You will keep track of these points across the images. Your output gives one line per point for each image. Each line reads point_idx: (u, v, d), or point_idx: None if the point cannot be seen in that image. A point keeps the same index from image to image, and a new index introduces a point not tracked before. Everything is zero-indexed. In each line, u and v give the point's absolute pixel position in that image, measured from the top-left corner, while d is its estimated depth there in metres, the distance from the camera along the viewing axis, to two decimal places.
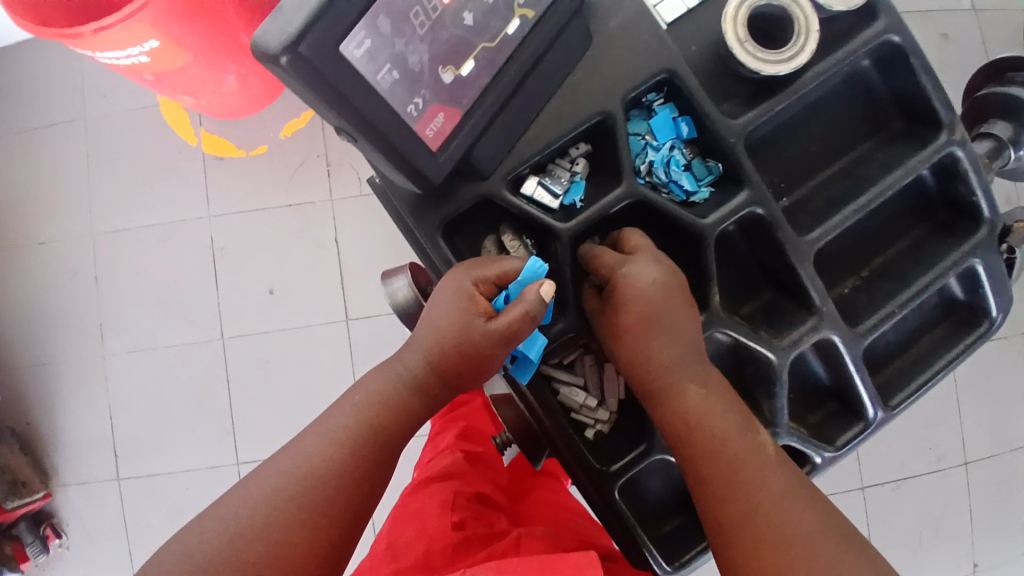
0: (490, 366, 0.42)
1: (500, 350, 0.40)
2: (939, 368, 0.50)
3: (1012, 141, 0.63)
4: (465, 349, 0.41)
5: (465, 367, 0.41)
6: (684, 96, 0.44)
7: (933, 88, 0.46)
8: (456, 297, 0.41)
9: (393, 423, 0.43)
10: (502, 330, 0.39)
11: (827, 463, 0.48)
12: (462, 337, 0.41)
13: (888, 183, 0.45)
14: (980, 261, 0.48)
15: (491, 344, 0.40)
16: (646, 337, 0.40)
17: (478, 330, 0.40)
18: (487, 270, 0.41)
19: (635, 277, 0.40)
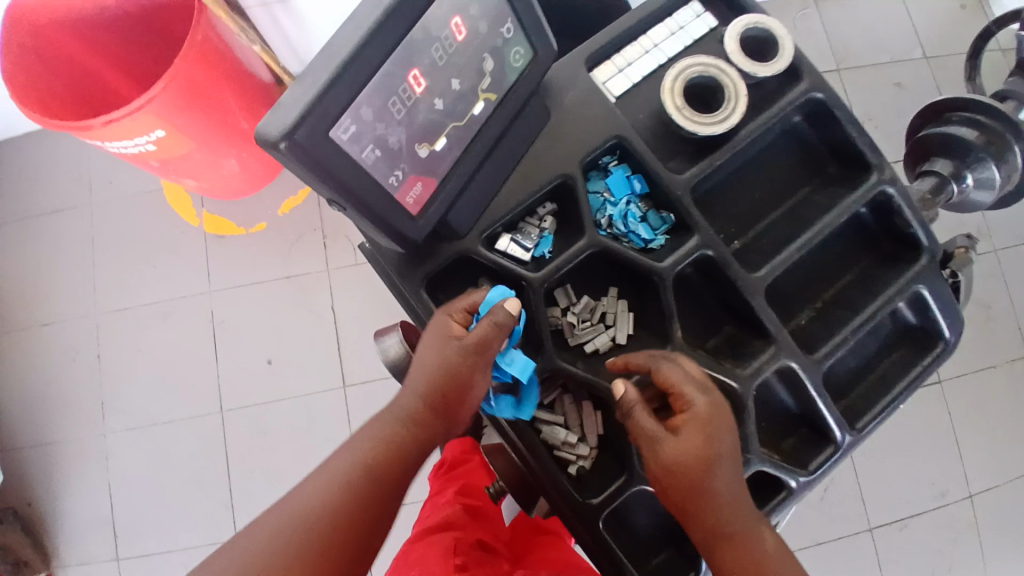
0: (473, 388, 0.45)
1: (478, 367, 0.44)
2: (900, 389, 0.53)
3: (953, 176, 0.69)
4: (449, 375, 0.44)
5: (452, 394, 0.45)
6: (634, 157, 0.50)
7: (858, 135, 0.52)
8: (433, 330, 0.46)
9: (391, 458, 0.46)
10: (478, 348, 0.44)
11: (804, 487, 0.50)
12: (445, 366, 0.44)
13: (826, 222, 0.51)
14: (924, 286, 0.52)
15: (468, 362, 0.44)
16: (718, 458, 0.43)
17: (456, 353, 0.44)
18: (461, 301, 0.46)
19: (718, 404, 0.44)
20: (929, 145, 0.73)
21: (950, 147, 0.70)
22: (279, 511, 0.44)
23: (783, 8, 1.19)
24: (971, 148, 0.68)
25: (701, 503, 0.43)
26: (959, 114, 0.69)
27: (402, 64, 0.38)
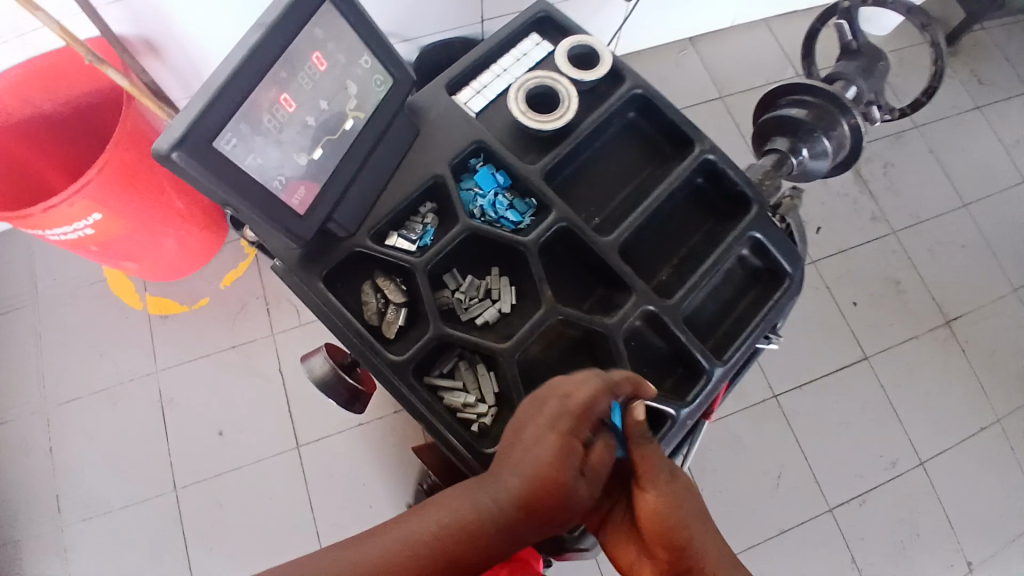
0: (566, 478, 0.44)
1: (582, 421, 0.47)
2: (756, 321, 0.60)
3: (790, 150, 0.81)
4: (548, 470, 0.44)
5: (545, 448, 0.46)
6: (495, 156, 0.59)
7: (679, 118, 0.63)
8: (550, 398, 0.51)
9: (471, 525, 0.43)
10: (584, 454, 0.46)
11: (684, 417, 0.56)
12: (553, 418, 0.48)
13: (662, 189, 0.60)
14: (757, 231, 0.61)
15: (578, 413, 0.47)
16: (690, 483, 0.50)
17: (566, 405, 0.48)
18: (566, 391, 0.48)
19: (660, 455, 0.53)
20: (769, 128, 0.84)
21: (786, 126, 0.82)
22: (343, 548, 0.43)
23: (666, 59, 1.50)
24: (802, 123, 0.80)
25: (697, 531, 0.46)
26: (788, 98, 0.82)
27: (274, 89, 0.47)
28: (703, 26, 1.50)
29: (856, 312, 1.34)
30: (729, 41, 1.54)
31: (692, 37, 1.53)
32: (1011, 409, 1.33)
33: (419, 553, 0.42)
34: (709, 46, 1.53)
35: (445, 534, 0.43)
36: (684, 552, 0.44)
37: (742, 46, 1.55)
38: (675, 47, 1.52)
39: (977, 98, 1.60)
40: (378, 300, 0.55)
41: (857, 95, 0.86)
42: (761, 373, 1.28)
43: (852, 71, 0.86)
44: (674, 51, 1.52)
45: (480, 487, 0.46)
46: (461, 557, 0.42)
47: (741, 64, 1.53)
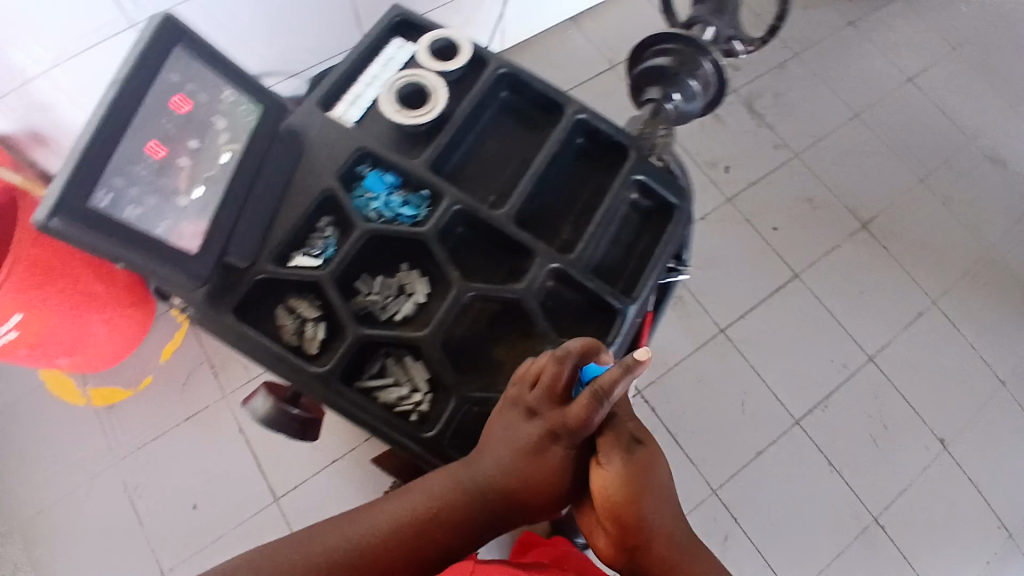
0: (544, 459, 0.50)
1: (579, 434, 0.48)
2: (657, 255, 0.63)
3: (663, 98, 0.84)
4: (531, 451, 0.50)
5: (542, 455, 0.50)
6: (379, 159, 0.61)
7: (545, 86, 0.66)
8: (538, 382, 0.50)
9: (461, 507, 0.51)
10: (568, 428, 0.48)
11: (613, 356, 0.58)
12: (549, 422, 0.49)
13: (543, 154, 0.63)
14: (639, 173, 0.65)
15: (579, 426, 0.47)
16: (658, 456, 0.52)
17: (564, 413, 0.48)
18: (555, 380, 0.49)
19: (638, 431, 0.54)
20: (640, 80, 0.88)
21: (655, 76, 0.85)
22: (348, 522, 0.52)
23: (551, 42, 1.56)
24: (668, 70, 0.84)
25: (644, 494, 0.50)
26: (651, 50, 0.86)
27: (139, 141, 0.48)
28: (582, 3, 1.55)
29: (779, 236, 1.41)
30: (608, 13, 1.61)
31: (574, 16, 1.58)
32: (943, 291, 1.40)
33: (406, 526, 0.51)
34: (592, 21, 1.59)
35: (429, 509, 0.52)
36: (632, 524, 0.49)
37: (622, 16, 1.61)
38: (560, 30, 1.57)
39: (850, 13, 1.68)
40: (295, 321, 0.56)
41: (714, 36, 0.93)
42: (707, 312, 1.33)
43: (707, 12, 0.92)
44: (557, 33, 1.57)
45: (472, 474, 0.52)
46: (451, 531, 0.52)
47: (622, 32, 1.59)
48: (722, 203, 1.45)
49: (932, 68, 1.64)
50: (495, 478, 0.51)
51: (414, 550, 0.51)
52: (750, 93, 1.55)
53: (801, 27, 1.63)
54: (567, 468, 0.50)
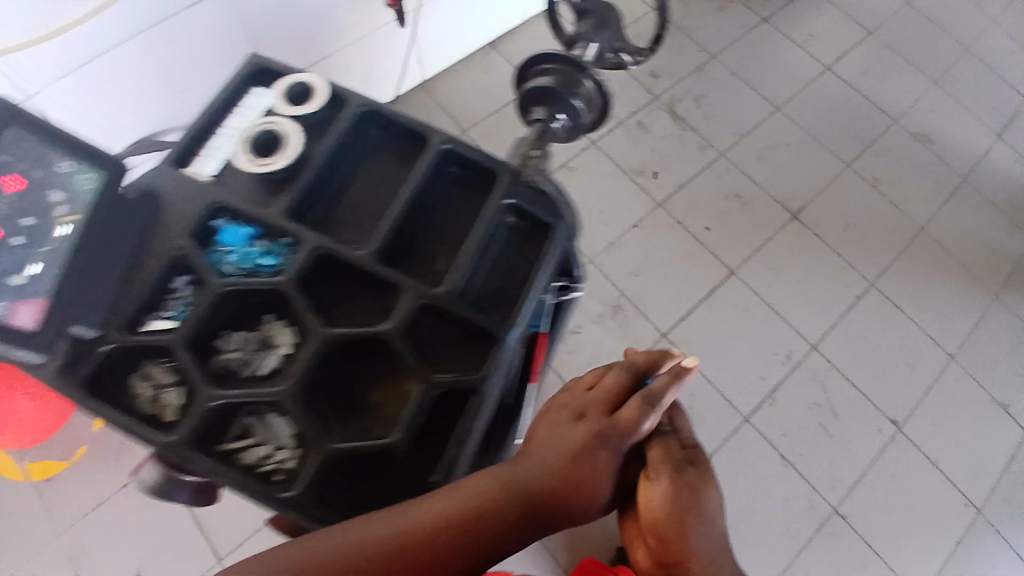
0: (597, 457, 0.53)
1: (625, 438, 0.54)
2: (534, 280, 0.63)
3: (550, 118, 0.84)
4: (583, 451, 0.53)
5: (590, 455, 0.53)
6: (235, 211, 0.60)
7: (409, 120, 0.66)
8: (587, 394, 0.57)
9: (493, 509, 0.50)
10: (622, 428, 0.54)
11: (491, 387, 0.56)
12: (599, 424, 0.54)
13: (407, 188, 0.62)
14: (510, 198, 0.65)
15: (627, 429, 0.54)
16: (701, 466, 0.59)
17: (613, 417, 0.54)
18: (610, 389, 0.57)
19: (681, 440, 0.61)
20: (526, 100, 0.87)
21: (539, 96, 0.84)
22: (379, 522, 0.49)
23: (472, 65, 1.57)
24: (552, 90, 0.83)
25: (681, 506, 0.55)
26: (533, 70, 0.85)
27: None
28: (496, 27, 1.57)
29: (710, 235, 1.43)
30: (526, 32, 1.62)
31: (492, 40, 1.60)
32: (880, 272, 1.40)
33: (448, 527, 0.49)
34: (511, 43, 1.61)
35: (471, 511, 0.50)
36: (670, 531, 0.55)
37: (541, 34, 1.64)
38: (480, 54, 1.59)
39: (762, 9, 1.72)
40: (153, 387, 0.56)
41: (600, 51, 0.92)
42: (646, 319, 1.34)
43: (588, 30, 0.92)
44: (477, 56, 1.59)
45: (513, 474, 0.52)
46: (482, 540, 0.49)
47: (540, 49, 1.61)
48: (651, 210, 1.46)
49: (849, 53, 1.67)
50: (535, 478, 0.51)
51: (450, 554, 0.48)
52: (672, 97, 1.59)
53: (715, 30, 1.68)
54: (611, 470, 0.53)
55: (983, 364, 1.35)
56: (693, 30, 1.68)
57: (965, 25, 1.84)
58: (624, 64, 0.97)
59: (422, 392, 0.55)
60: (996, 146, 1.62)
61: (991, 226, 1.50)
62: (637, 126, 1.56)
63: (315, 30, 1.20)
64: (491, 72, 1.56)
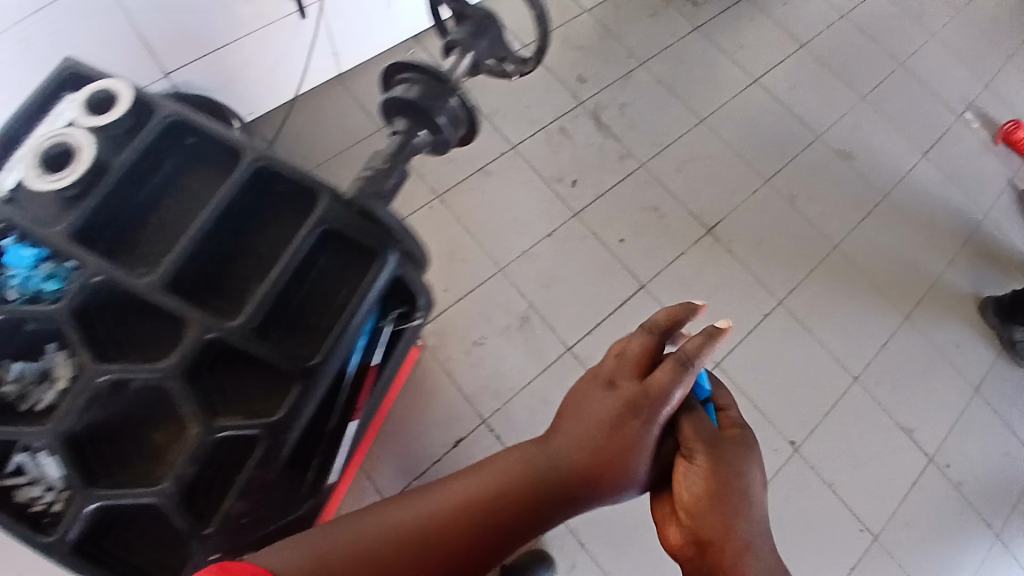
0: (627, 425, 0.56)
1: (659, 406, 0.56)
2: (348, 314, 0.60)
3: (410, 133, 0.79)
4: (612, 421, 0.57)
5: (618, 424, 0.56)
6: (17, 229, 0.57)
7: (221, 132, 0.64)
8: (620, 362, 0.60)
9: (538, 480, 0.58)
10: (651, 397, 0.56)
11: (273, 432, 0.56)
12: (629, 394, 0.57)
13: (208, 210, 0.59)
14: (327, 222, 0.61)
15: (660, 399, 0.56)
16: (738, 443, 0.59)
17: (645, 384, 0.56)
18: (644, 364, 0.59)
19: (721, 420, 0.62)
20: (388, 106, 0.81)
21: (400, 108, 0.79)
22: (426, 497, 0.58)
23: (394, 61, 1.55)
24: (412, 104, 0.78)
25: (713, 477, 0.56)
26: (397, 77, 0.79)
27: None
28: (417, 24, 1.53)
29: (624, 246, 1.41)
30: None
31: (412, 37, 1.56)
32: (789, 291, 1.40)
33: (485, 496, 0.58)
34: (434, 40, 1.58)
35: (509, 483, 0.58)
36: (699, 506, 0.56)
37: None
38: (400, 50, 1.55)
39: (692, 20, 1.73)
40: None
41: (473, 62, 0.88)
42: (553, 332, 1.32)
43: (465, 36, 0.86)
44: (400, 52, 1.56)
45: (548, 454, 0.59)
46: (521, 504, 0.58)
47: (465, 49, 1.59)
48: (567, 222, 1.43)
49: (779, 67, 1.68)
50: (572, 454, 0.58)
51: (490, 517, 0.57)
52: (597, 104, 1.58)
53: (644, 39, 1.68)
54: (645, 438, 0.56)
55: (888, 386, 1.35)
56: (624, 37, 1.68)
57: (900, 41, 1.85)
58: (507, 71, 0.94)
59: (202, 434, 0.54)
60: (918, 166, 1.64)
61: (904, 245, 1.52)
62: (559, 131, 1.53)
63: (208, 22, 1.16)
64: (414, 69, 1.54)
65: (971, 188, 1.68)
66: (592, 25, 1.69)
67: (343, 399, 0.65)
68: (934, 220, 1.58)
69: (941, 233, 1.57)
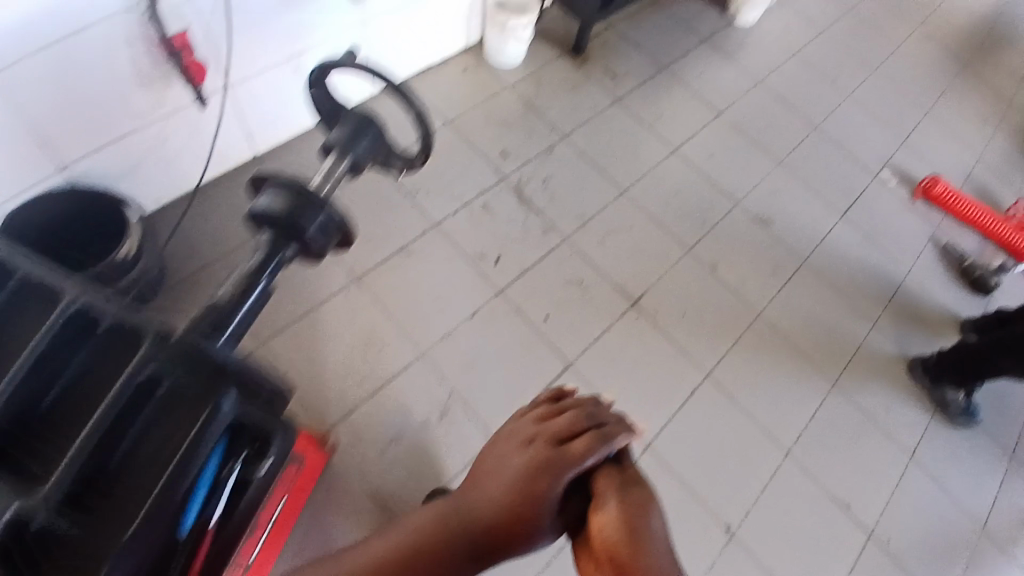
0: (540, 483, 0.55)
1: (571, 465, 0.55)
2: (168, 464, 0.57)
3: (273, 248, 0.73)
4: (527, 481, 0.55)
5: (532, 481, 0.55)
6: None
7: (42, 275, 0.62)
8: (541, 425, 0.60)
9: (447, 543, 0.55)
10: (564, 456, 0.55)
11: None
12: (543, 452, 0.57)
13: (19, 364, 0.57)
14: (150, 363, 0.58)
15: (573, 461, 0.55)
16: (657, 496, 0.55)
17: (560, 446, 0.56)
18: (561, 423, 0.59)
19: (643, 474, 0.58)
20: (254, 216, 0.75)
21: (264, 220, 0.73)
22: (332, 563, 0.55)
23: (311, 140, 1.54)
24: (277, 219, 0.72)
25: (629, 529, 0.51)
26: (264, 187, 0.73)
27: None
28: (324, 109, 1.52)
29: (550, 325, 1.37)
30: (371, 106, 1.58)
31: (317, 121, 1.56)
32: (717, 360, 1.40)
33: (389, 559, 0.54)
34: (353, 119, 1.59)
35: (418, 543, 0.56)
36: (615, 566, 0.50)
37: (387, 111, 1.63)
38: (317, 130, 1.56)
39: (612, 92, 1.79)
40: None
41: (354, 165, 0.83)
42: (476, 419, 1.24)
43: (345, 137, 0.83)
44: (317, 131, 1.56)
45: (459, 511, 0.57)
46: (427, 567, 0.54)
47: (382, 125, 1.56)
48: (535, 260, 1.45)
49: (697, 137, 1.75)
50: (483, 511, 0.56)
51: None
52: (521, 177, 1.59)
53: (564, 112, 1.74)
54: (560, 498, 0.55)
55: (818, 456, 1.34)
56: (545, 109, 1.74)
57: (817, 103, 1.92)
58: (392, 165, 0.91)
59: None
60: (836, 227, 1.70)
61: (824, 304, 1.56)
62: (481, 207, 1.51)
63: (104, 107, 1.12)
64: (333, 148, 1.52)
65: (890, 247, 1.72)
66: (514, 101, 1.75)
67: (172, 560, 0.59)
68: (854, 281, 1.63)
69: (861, 294, 1.61)
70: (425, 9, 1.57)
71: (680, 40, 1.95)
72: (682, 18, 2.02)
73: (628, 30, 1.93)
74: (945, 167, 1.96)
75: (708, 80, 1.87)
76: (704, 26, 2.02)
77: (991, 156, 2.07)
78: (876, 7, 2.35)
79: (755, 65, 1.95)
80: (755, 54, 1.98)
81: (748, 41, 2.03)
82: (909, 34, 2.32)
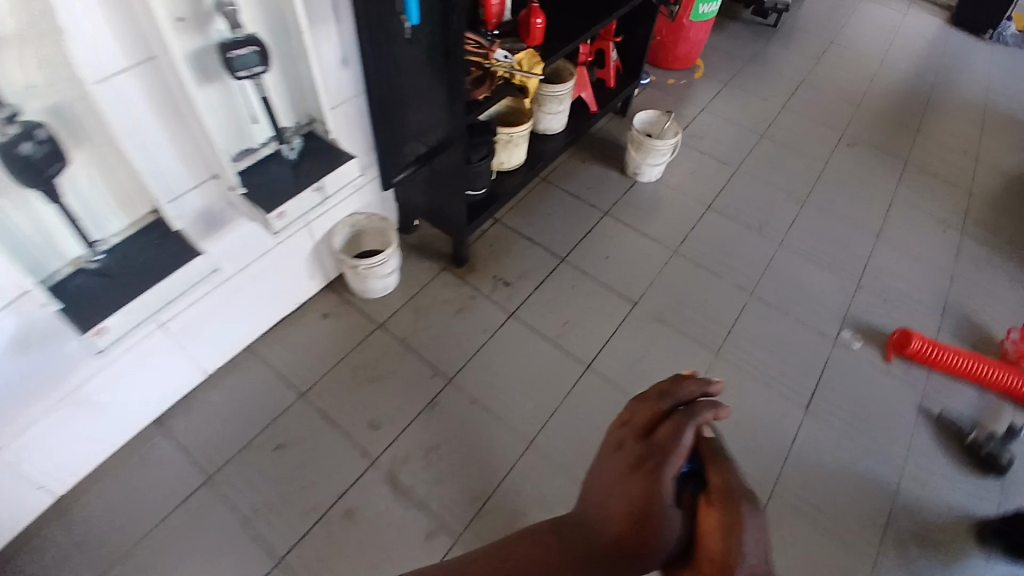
0: (644, 474, 0.56)
1: (666, 454, 0.57)
2: None
3: None
4: (632, 465, 0.57)
5: (636, 470, 0.57)
6: None
7: None
8: (626, 427, 0.63)
9: (548, 548, 0.54)
10: (662, 434, 0.59)
11: None
12: (636, 445, 0.59)
13: None
14: None
15: (664, 446, 0.58)
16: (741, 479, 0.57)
17: (650, 438, 0.59)
18: (650, 401, 0.64)
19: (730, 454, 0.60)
20: None
21: None
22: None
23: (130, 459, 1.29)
24: None
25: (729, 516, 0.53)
26: None
27: None
28: (137, 420, 1.28)
29: None
30: (206, 401, 1.37)
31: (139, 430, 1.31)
32: None
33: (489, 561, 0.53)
34: (182, 420, 1.34)
35: (513, 550, 0.55)
36: (723, 556, 0.50)
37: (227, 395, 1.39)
38: (139, 444, 1.30)
39: (506, 304, 1.54)
40: None
41: None
42: None
43: None
44: (138, 447, 1.30)
45: (563, 521, 0.57)
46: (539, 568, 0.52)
47: (220, 424, 1.34)
48: (484, 505, 1.26)
49: (608, 345, 1.49)
50: (597, 529, 0.55)
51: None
52: (396, 459, 1.29)
53: (450, 347, 1.46)
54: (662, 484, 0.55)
55: None
56: (426, 348, 1.45)
57: (744, 267, 1.69)
58: None
59: None
60: (806, 431, 1.37)
61: (808, 557, 1.20)
62: (344, 516, 1.22)
63: None
64: (154, 466, 1.28)
65: (877, 443, 1.37)
66: (389, 342, 1.46)
67: None
68: (842, 506, 1.27)
69: (848, 520, 1.26)
70: (254, 278, 1.33)
71: (576, 224, 1.74)
72: (576, 195, 1.83)
73: (516, 225, 1.72)
74: (915, 303, 1.67)
75: (612, 267, 1.65)
76: (604, 199, 1.82)
77: (965, 271, 1.78)
78: (792, 124, 2.17)
79: (663, 235, 1.74)
80: (661, 220, 1.79)
81: (654, 205, 1.83)
82: (836, 147, 2.12)
